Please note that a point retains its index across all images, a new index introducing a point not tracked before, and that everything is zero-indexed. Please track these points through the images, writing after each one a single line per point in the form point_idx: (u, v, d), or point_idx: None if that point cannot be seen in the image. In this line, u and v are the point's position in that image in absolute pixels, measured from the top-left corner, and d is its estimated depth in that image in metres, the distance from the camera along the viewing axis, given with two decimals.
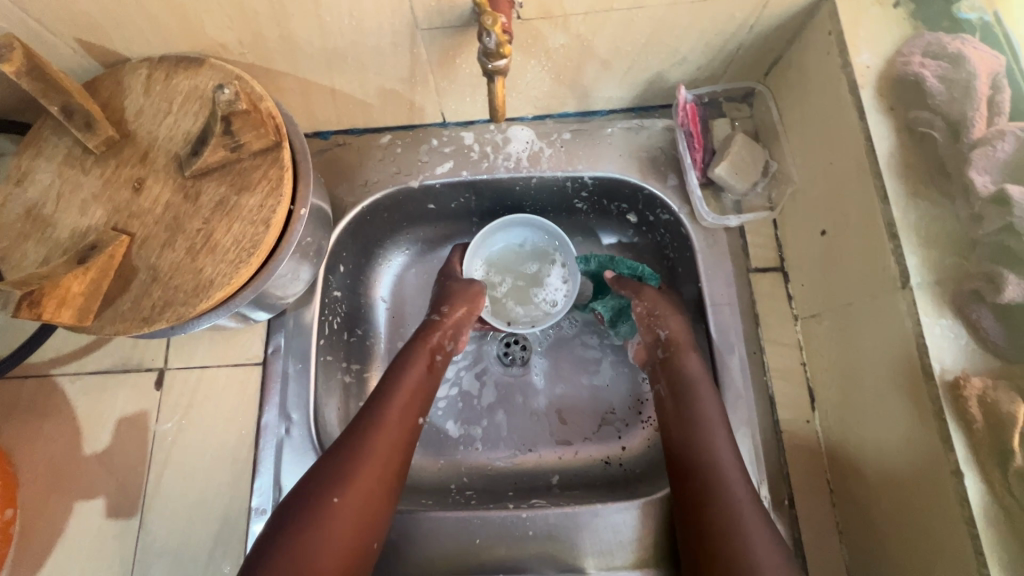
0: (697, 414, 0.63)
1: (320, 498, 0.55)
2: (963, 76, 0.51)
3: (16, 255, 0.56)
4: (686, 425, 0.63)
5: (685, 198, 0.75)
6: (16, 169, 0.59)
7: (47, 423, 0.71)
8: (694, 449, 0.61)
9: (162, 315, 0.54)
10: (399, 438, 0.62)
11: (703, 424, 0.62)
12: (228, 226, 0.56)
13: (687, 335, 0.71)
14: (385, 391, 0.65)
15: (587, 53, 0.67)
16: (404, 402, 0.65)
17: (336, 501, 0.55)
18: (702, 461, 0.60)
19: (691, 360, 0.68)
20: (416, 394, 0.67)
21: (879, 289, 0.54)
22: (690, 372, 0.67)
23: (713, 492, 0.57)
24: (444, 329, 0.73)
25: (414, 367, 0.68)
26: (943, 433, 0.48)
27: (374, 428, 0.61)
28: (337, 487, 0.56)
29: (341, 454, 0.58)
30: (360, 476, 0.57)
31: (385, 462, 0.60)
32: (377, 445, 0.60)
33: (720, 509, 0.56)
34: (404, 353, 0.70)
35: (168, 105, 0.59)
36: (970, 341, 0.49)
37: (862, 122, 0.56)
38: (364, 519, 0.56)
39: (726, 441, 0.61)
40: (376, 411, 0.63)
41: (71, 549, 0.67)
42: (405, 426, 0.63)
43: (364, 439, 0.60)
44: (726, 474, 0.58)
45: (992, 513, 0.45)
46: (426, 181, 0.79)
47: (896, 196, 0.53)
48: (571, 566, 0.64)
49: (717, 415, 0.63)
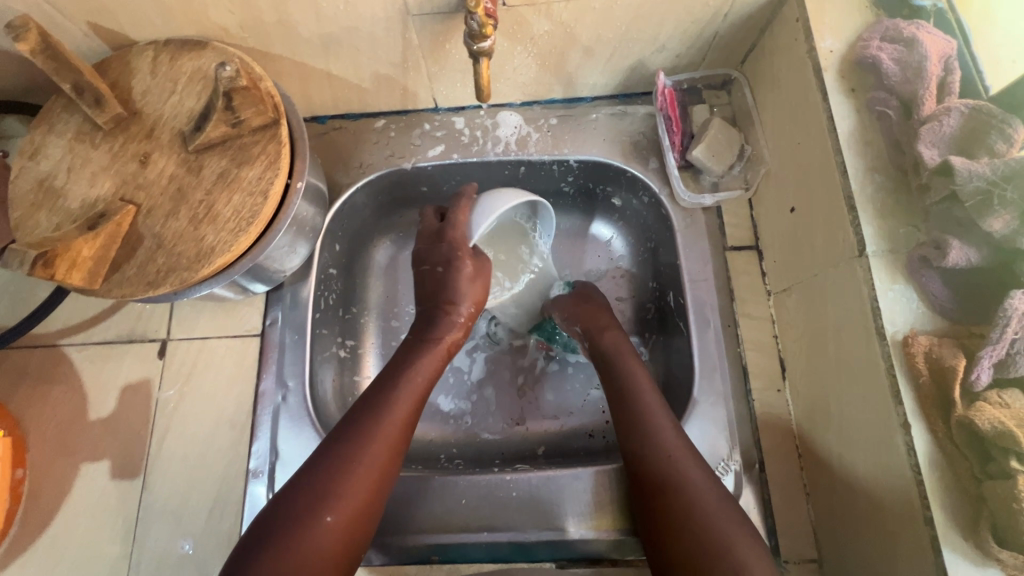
0: (643, 401, 0.65)
1: (310, 518, 0.54)
2: (916, 59, 0.55)
3: (30, 223, 0.59)
4: (635, 414, 0.65)
5: (665, 180, 0.79)
6: (29, 143, 0.62)
7: (55, 389, 0.74)
8: (643, 436, 0.63)
9: (166, 279, 0.57)
10: (395, 445, 0.62)
11: (648, 413, 0.64)
12: (228, 197, 0.60)
13: (608, 318, 0.75)
14: (389, 393, 0.65)
15: (570, 40, 0.70)
16: (402, 414, 0.64)
17: (329, 519, 0.54)
18: (654, 448, 0.61)
19: (611, 340, 0.72)
20: (418, 404, 0.66)
21: (841, 259, 0.58)
22: (608, 347, 0.72)
23: (666, 479, 0.59)
24: (451, 326, 0.73)
25: (422, 372, 0.68)
26: (894, 388, 0.51)
27: (365, 442, 0.60)
28: (328, 506, 0.55)
29: (330, 468, 0.57)
30: (352, 489, 0.57)
31: (377, 474, 0.59)
32: (369, 458, 0.59)
33: (677, 493, 0.57)
34: (405, 361, 0.69)
35: (174, 84, 0.63)
36: (921, 304, 0.52)
37: (825, 102, 0.60)
38: (354, 530, 0.56)
39: (671, 428, 0.63)
40: (374, 418, 0.62)
41: (77, 507, 0.70)
42: (403, 435, 0.63)
43: (355, 456, 0.58)
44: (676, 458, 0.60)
45: (937, 461, 0.48)
46: (419, 164, 0.82)
47: (855, 171, 0.57)
48: (553, 525, 0.67)
49: (658, 401, 0.66)
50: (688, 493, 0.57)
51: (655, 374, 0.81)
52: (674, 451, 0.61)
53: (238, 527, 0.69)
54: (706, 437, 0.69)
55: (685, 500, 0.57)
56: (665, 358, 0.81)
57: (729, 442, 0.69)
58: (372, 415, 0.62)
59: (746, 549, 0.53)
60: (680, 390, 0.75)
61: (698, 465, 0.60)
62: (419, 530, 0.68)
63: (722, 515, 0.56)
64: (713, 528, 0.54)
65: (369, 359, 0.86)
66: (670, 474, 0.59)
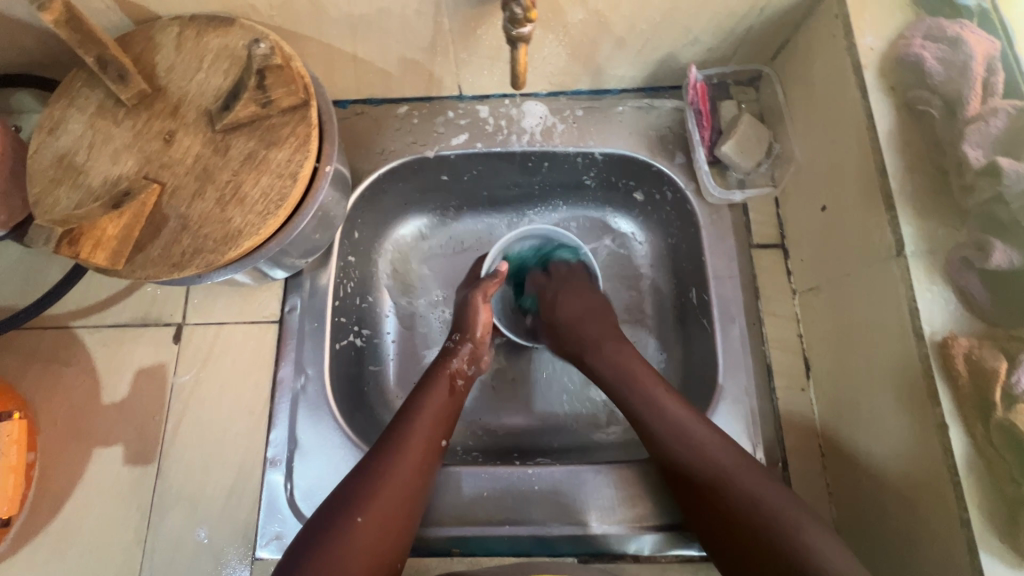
0: (655, 411, 0.65)
1: (342, 519, 0.56)
2: (961, 58, 0.55)
3: (50, 200, 0.58)
4: (650, 427, 0.65)
5: (692, 175, 0.78)
6: (48, 118, 0.61)
7: (67, 372, 0.73)
8: (671, 446, 0.63)
9: (191, 262, 0.56)
10: (426, 452, 0.63)
11: (678, 422, 0.63)
12: (257, 178, 0.58)
13: (592, 327, 0.74)
14: (411, 414, 0.66)
15: (603, 30, 0.69)
16: (430, 420, 0.66)
17: (359, 520, 0.56)
18: (685, 458, 0.62)
19: (606, 357, 0.71)
20: (442, 420, 0.67)
21: (875, 258, 0.58)
22: (607, 368, 0.70)
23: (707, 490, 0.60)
24: (463, 352, 0.74)
25: (437, 394, 0.68)
26: (932, 389, 0.51)
27: (395, 450, 0.62)
28: (358, 507, 0.57)
29: (362, 475, 0.60)
30: (383, 493, 0.59)
31: (409, 481, 0.60)
32: (399, 464, 0.61)
33: (731, 501, 0.58)
34: (426, 379, 0.70)
35: (200, 61, 0.61)
36: (958, 305, 0.52)
37: (865, 100, 0.59)
38: (387, 533, 0.57)
39: (716, 443, 0.62)
40: (398, 439, 0.63)
41: (89, 494, 0.69)
42: (433, 448, 0.64)
43: (385, 461, 0.61)
44: (718, 462, 0.61)
45: (974, 463, 0.49)
46: (442, 152, 0.81)
47: (894, 169, 0.56)
48: (575, 519, 0.67)
49: (681, 406, 0.65)
50: (751, 501, 0.58)
51: (674, 371, 0.81)
52: (718, 457, 0.61)
53: (254, 516, 0.68)
54: (730, 434, 0.69)
55: (750, 508, 0.57)
56: (685, 355, 0.80)
57: (752, 440, 0.69)
58: (403, 422, 0.64)
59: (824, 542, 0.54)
60: (701, 387, 0.75)
61: (747, 464, 0.60)
62: (440, 522, 0.67)
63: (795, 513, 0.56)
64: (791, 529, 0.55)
65: (386, 349, 0.85)
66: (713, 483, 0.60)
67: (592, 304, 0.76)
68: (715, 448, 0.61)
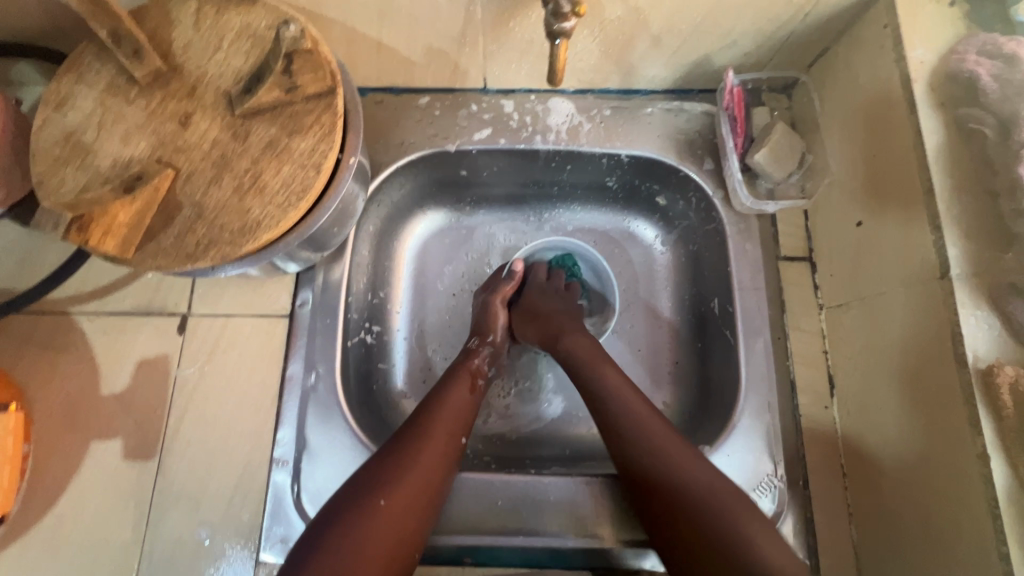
0: (615, 398, 0.63)
1: (364, 503, 0.53)
2: (1018, 76, 0.52)
3: (54, 180, 0.54)
4: (623, 432, 0.61)
5: (720, 182, 0.76)
6: (55, 92, 0.57)
7: (64, 361, 0.70)
8: (630, 429, 0.60)
9: (206, 253, 0.53)
10: (447, 446, 0.61)
11: (637, 410, 0.62)
12: (278, 168, 0.55)
13: (569, 322, 0.74)
14: (430, 408, 0.63)
15: (640, 29, 0.66)
16: (451, 414, 0.63)
17: (382, 503, 0.53)
18: (642, 445, 0.59)
19: (577, 343, 0.70)
20: (461, 417, 0.64)
21: (916, 278, 0.57)
22: (582, 348, 0.69)
23: (657, 479, 0.57)
24: (484, 355, 0.72)
25: (457, 388, 0.66)
26: (973, 418, 0.50)
27: (419, 438, 0.59)
28: (382, 491, 0.54)
29: (379, 462, 0.57)
30: (404, 479, 0.56)
31: (432, 473, 0.58)
32: (424, 453, 0.58)
33: (685, 497, 0.55)
34: (447, 375, 0.68)
35: (218, 41, 0.58)
36: (1002, 332, 0.51)
37: (913, 117, 0.58)
38: (407, 522, 0.54)
39: (694, 460, 0.57)
40: (417, 433, 0.60)
41: (85, 488, 0.66)
42: (451, 445, 0.61)
43: (408, 449, 0.58)
44: (671, 456, 0.58)
45: (1014, 495, 0.47)
46: (464, 146, 0.78)
47: (941, 190, 0.55)
48: (591, 532, 0.65)
49: (631, 393, 0.64)
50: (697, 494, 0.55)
51: (692, 381, 0.79)
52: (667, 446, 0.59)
53: (259, 517, 0.66)
54: (751, 450, 0.67)
55: (702, 499, 0.54)
56: (703, 365, 0.79)
57: (773, 457, 0.67)
58: (426, 412, 0.62)
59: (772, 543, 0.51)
60: (720, 399, 0.74)
61: (691, 455, 0.58)
62: (453, 530, 0.65)
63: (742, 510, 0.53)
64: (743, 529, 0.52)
65: (396, 347, 0.82)
66: (663, 472, 0.57)
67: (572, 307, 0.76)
68: (665, 437, 0.60)
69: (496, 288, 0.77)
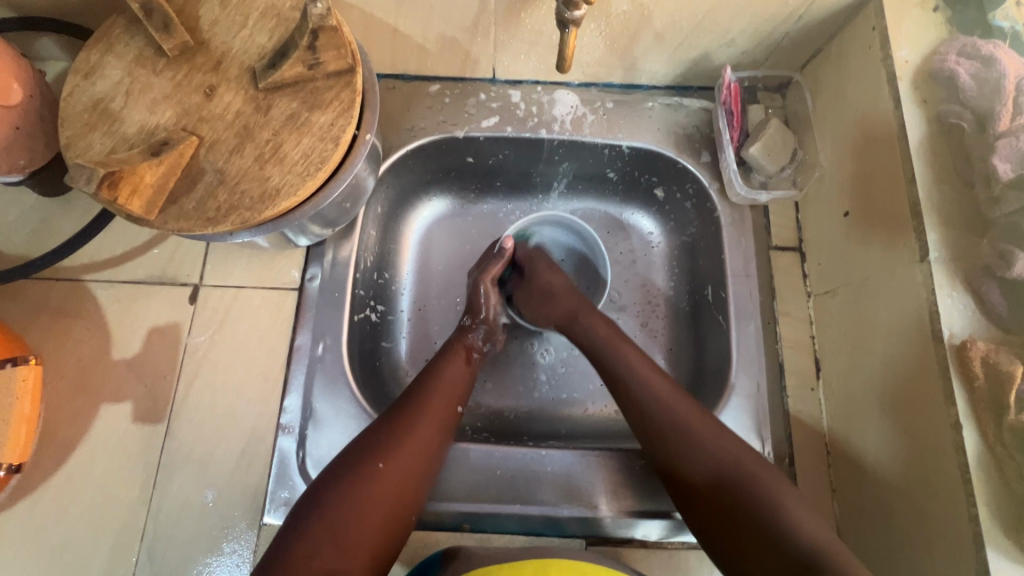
0: (632, 370, 0.66)
1: (364, 467, 0.55)
2: (994, 76, 0.57)
3: (82, 144, 0.56)
4: (646, 408, 0.63)
5: (717, 174, 0.80)
6: (85, 62, 0.59)
7: (77, 326, 0.71)
8: (645, 401, 0.63)
9: (227, 217, 0.55)
10: (443, 416, 0.63)
11: (654, 383, 0.64)
12: (298, 140, 0.58)
13: (576, 300, 0.75)
14: (427, 377, 0.66)
15: (645, 25, 0.70)
16: (448, 386, 0.66)
17: (381, 466, 0.55)
18: (655, 411, 0.62)
19: (594, 325, 0.71)
20: (457, 390, 0.67)
21: (899, 263, 0.60)
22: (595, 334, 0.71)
23: (675, 451, 0.59)
24: (478, 332, 0.75)
25: (454, 362, 0.69)
26: (948, 391, 0.53)
27: (418, 406, 0.62)
28: (380, 455, 0.56)
29: (381, 427, 0.59)
30: (404, 445, 0.58)
31: (430, 440, 0.60)
32: (423, 419, 0.61)
33: (712, 465, 0.57)
34: (443, 349, 0.71)
35: (244, 19, 0.60)
36: (977, 312, 0.55)
37: (898, 111, 0.62)
38: (406, 485, 0.56)
39: (710, 425, 0.60)
40: (412, 402, 0.62)
41: (94, 449, 0.67)
42: (448, 415, 0.64)
43: (407, 416, 0.61)
44: (699, 428, 0.60)
45: (985, 460, 0.51)
46: (471, 133, 0.81)
47: (923, 180, 0.59)
48: (586, 502, 0.68)
49: (653, 370, 0.66)
50: (711, 457, 0.57)
51: (684, 364, 0.83)
52: (683, 415, 0.61)
53: (264, 480, 0.68)
54: (739, 427, 0.70)
55: (709, 462, 0.57)
56: (696, 349, 0.82)
57: (760, 435, 0.70)
58: (425, 383, 0.65)
59: (794, 509, 0.53)
60: (712, 380, 0.77)
61: (710, 421, 0.60)
62: (453, 497, 0.67)
63: (764, 473, 0.56)
64: (772, 495, 0.54)
65: (399, 326, 0.85)
66: (672, 441, 0.60)
67: (582, 280, 0.77)
68: (679, 402, 0.62)
69: (485, 268, 0.78)
